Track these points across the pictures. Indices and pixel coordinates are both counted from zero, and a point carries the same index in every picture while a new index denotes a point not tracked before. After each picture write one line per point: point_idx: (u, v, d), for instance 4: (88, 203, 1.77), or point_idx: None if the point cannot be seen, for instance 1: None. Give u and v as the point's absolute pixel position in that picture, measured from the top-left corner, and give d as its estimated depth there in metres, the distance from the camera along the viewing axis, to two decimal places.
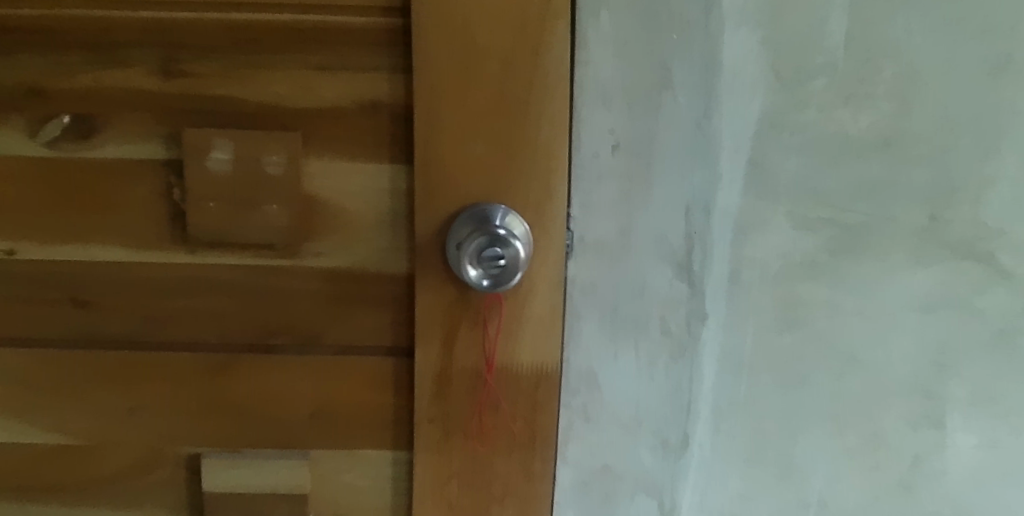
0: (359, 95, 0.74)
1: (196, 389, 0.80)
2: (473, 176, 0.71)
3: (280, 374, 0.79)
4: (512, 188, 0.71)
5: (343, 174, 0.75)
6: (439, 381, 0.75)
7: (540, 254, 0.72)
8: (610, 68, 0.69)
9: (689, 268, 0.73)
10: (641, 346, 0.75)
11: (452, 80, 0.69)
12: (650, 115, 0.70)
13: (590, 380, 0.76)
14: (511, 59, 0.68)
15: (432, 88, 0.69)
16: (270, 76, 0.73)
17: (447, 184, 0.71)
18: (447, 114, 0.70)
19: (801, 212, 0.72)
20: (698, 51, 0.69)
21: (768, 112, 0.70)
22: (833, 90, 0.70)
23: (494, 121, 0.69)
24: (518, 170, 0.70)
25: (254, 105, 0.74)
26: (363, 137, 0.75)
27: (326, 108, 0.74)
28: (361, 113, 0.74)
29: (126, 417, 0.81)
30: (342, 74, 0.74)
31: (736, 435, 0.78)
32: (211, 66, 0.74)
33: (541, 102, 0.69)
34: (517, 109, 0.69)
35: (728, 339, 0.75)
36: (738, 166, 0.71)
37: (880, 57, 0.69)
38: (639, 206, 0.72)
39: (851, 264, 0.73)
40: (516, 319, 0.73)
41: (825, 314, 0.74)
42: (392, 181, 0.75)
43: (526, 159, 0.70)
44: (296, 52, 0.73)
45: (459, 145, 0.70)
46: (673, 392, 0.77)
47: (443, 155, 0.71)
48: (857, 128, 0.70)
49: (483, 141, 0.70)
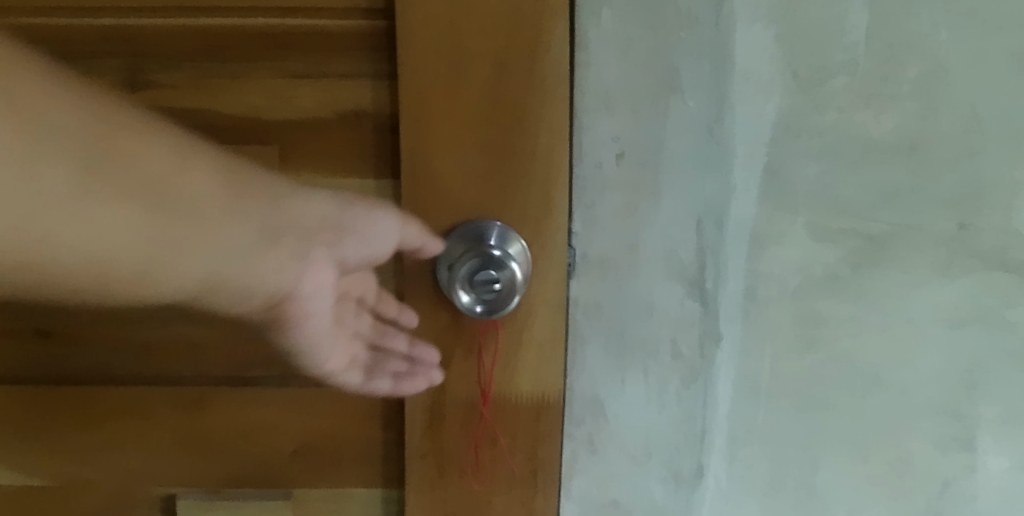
0: (339, 104, 0.68)
1: (171, 425, 0.74)
2: (466, 192, 0.65)
3: (261, 408, 0.73)
4: (508, 203, 0.65)
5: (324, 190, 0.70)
6: (432, 414, 0.69)
7: (539, 275, 0.66)
8: (613, 71, 0.64)
9: (701, 286, 0.68)
10: (650, 371, 0.70)
11: (442, 85, 0.63)
12: (658, 121, 0.64)
13: (596, 409, 0.70)
14: (506, 62, 0.62)
15: (420, 96, 0.64)
16: (245, 85, 0.68)
17: (439, 200, 0.65)
18: (437, 124, 0.64)
19: (821, 223, 0.67)
20: (709, 49, 0.63)
21: (784, 115, 0.65)
22: (853, 90, 0.64)
23: (487, 131, 0.64)
24: (515, 183, 0.64)
25: (227, 117, 0.68)
26: (346, 151, 0.69)
27: (306, 119, 0.69)
28: (343, 124, 0.69)
29: (95, 456, 0.75)
30: (322, 82, 0.68)
31: (753, 465, 0.72)
32: (183, 76, 0.68)
33: (541, 109, 0.63)
34: (512, 117, 0.63)
35: (745, 361, 0.69)
36: (753, 174, 0.65)
37: (905, 53, 0.63)
38: (646, 219, 0.66)
39: (874, 278, 0.68)
40: (515, 345, 0.67)
41: (847, 332, 0.69)
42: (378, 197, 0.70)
43: (524, 170, 0.64)
44: (272, 60, 0.67)
45: (451, 157, 0.65)
46: (685, 421, 0.71)
47: (433, 169, 0.65)
48: (880, 130, 0.65)
49: (477, 151, 0.64)
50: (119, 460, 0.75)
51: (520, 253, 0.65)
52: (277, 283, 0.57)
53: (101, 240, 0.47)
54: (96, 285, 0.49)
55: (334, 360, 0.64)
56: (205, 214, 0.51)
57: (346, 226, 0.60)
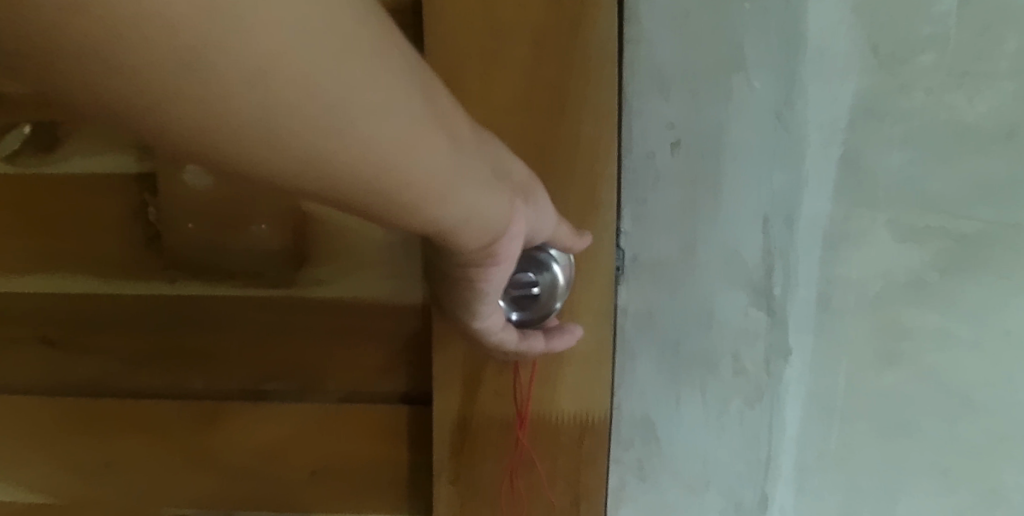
0: None
1: (181, 441, 0.68)
2: None
3: (278, 424, 0.67)
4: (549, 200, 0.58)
5: None
6: (462, 437, 0.62)
7: (582, 280, 0.59)
8: (667, 48, 0.57)
9: (768, 293, 0.60)
10: (709, 389, 0.62)
11: (473, 67, 0.57)
12: (719, 105, 0.57)
13: (646, 431, 0.64)
14: (545, 40, 0.55)
15: (449, 79, 0.57)
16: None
17: None
18: (468, 111, 0.57)
19: (905, 221, 0.58)
20: (777, 22, 0.55)
21: (863, 98, 0.56)
22: (942, 69, 0.55)
23: (525, 119, 0.57)
24: (557, 178, 0.57)
25: None
26: None
27: None
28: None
29: (99, 474, 0.70)
30: None
31: (824, 496, 0.63)
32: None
33: (584, 93, 0.56)
34: (553, 103, 0.56)
35: (817, 379, 0.61)
36: (829, 167, 0.57)
37: (1006, 24, 0.54)
38: (705, 217, 0.59)
39: (967, 285, 0.58)
40: (554, 359, 0.60)
41: (934, 347, 0.60)
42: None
43: (568, 163, 0.57)
44: None
45: None
46: (747, 445, 0.63)
47: None
48: (974, 115, 0.56)
49: (513, 142, 0.57)
50: (125, 479, 0.69)
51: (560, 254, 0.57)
52: (507, 244, 0.48)
53: (433, 161, 0.38)
54: (376, 210, 0.38)
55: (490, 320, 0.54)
56: (478, 153, 0.43)
57: (539, 197, 0.50)
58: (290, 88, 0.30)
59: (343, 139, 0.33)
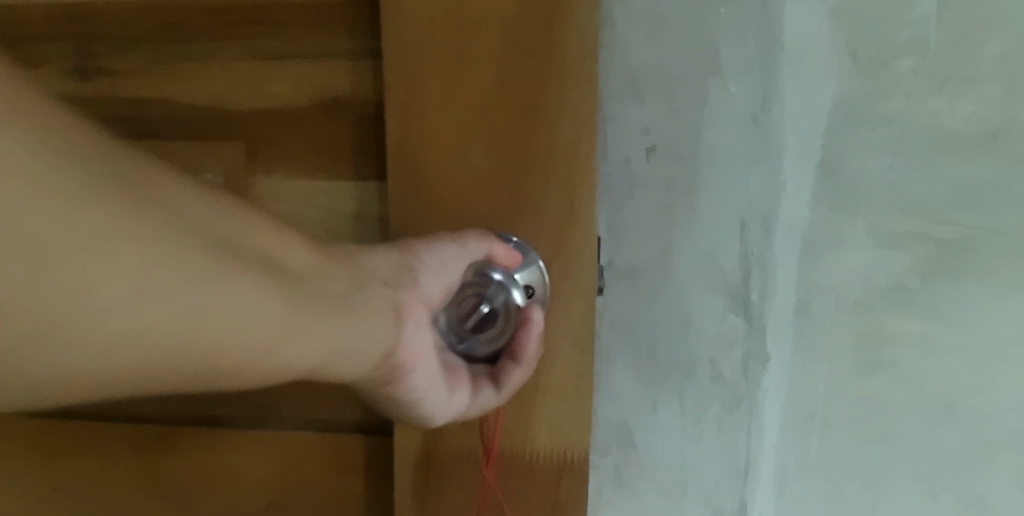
0: (315, 90, 0.59)
1: (132, 463, 0.68)
2: (473, 195, 0.54)
3: (228, 450, 0.66)
4: (519, 209, 0.54)
5: (297, 197, 0.60)
6: (428, 473, 0.58)
7: (562, 300, 0.54)
8: (643, 52, 0.57)
9: (746, 299, 0.59)
10: (687, 397, 0.62)
11: (437, 67, 0.54)
12: (696, 109, 0.57)
13: (624, 437, 0.63)
14: (514, 36, 0.52)
15: (413, 80, 0.54)
16: (215, 63, 0.60)
17: (439, 206, 0.55)
18: (432, 114, 0.54)
19: (886, 226, 0.57)
20: (754, 26, 0.55)
21: (842, 102, 0.55)
22: (923, 73, 0.55)
23: (494, 122, 0.53)
24: (527, 185, 0.53)
25: (189, 109, 0.61)
26: (322, 144, 0.59)
27: (278, 108, 0.59)
28: (319, 114, 0.59)
29: (55, 492, 0.70)
30: (296, 64, 0.59)
31: (805, 503, 0.63)
32: (141, 62, 0.62)
33: (556, 94, 0.52)
34: (521, 105, 0.53)
35: (797, 386, 0.60)
36: (807, 171, 0.57)
37: (984, 28, 0.53)
38: (682, 223, 0.59)
39: (949, 290, 0.58)
40: (527, 394, 0.56)
41: (916, 351, 0.59)
42: (357, 202, 0.59)
43: (541, 168, 0.53)
44: (237, 40, 0.59)
45: (454, 155, 0.54)
46: (726, 452, 0.62)
47: (431, 169, 0.55)
48: (955, 119, 0.55)
49: (480, 146, 0.54)
50: (80, 496, 0.69)
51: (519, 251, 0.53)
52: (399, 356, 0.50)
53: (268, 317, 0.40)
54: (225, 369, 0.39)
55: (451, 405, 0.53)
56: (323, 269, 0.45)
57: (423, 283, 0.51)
58: (84, 319, 0.35)
59: (113, 328, 0.35)
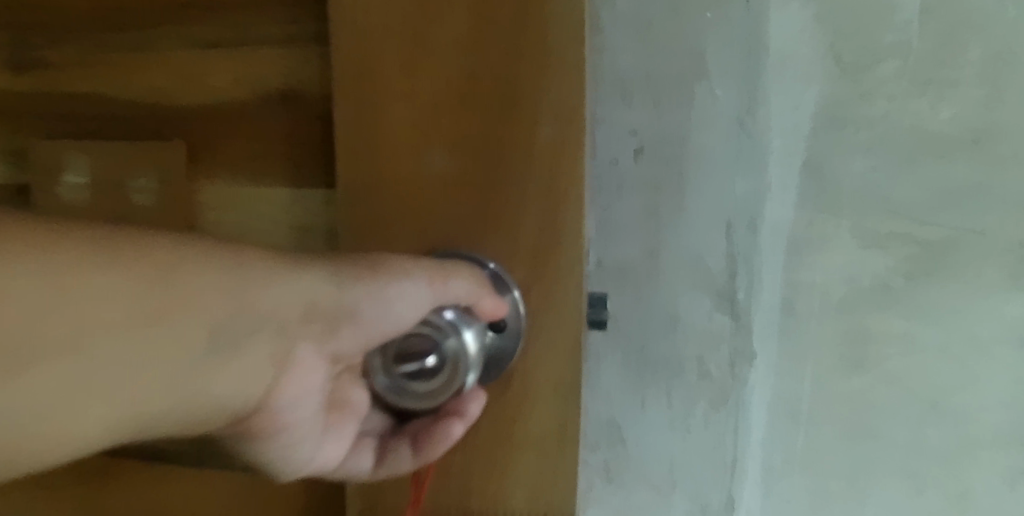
0: (258, 82, 0.58)
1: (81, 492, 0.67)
2: (439, 195, 0.53)
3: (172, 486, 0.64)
4: (488, 209, 0.52)
5: (241, 200, 0.60)
6: (367, 500, 0.58)
7: (538, 332, 0.53)
8: (630, 56, 0.58)
9: (731, 298, 0.61)
10: (674, 395, 0.63)
11: (399, 68, 0.52)
12: (682, 112, 0.58)
13: (612, 434, 0.65)
14: (479, 32, 0.50)
15: (376, 78, 0.53)
16: (155, 52, 0.61)
17: (404, 207, 0.54)
18: (396, 119, 0.53)
19: (868, 226, 0.58)
20: (738, 31, 0.56)
21: (827, 105, 0.57)
22: (906, 76, 0.55)
23: (459, 121, 0.52)
24: (494, 186, 0.52)
25: (127, 104, 0.62)
26: (267, 141, 0.59)
27: (218, 101, 0.59)
28: (265, 109, 0.58)
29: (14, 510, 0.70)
30: (237, 55, 0.58)
31: (791, 498, 0.64)
32: (80, 56, 0.63)
33: (534, 89, 0.50)
34: (487, 103, 0.51)
35: (782, 383, 0.62)
36: (791, 173, 0.58)
37: (965, 32, 0.54)
38: (669, 224, 0.60)
39: (932, 290, 0.58)
40: (506, 439, 0.54)
41: (899, 350, 0.59)
42: (297, 213, 0.59)
43: (521, 169, 0.51)
44: (176, 32, 0.60)
45: (419, 155, 0.53)
46: (714, 448, 0.64)
47: (395, 171, 0.54)
48: (938, 122, 0.56)
49: (446, 151, 0.52)
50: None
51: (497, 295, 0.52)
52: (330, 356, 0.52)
53: (173, 380, 0.43)
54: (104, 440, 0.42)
55: (326, 454, 0.56)
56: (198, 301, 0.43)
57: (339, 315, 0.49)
58: None
59: None
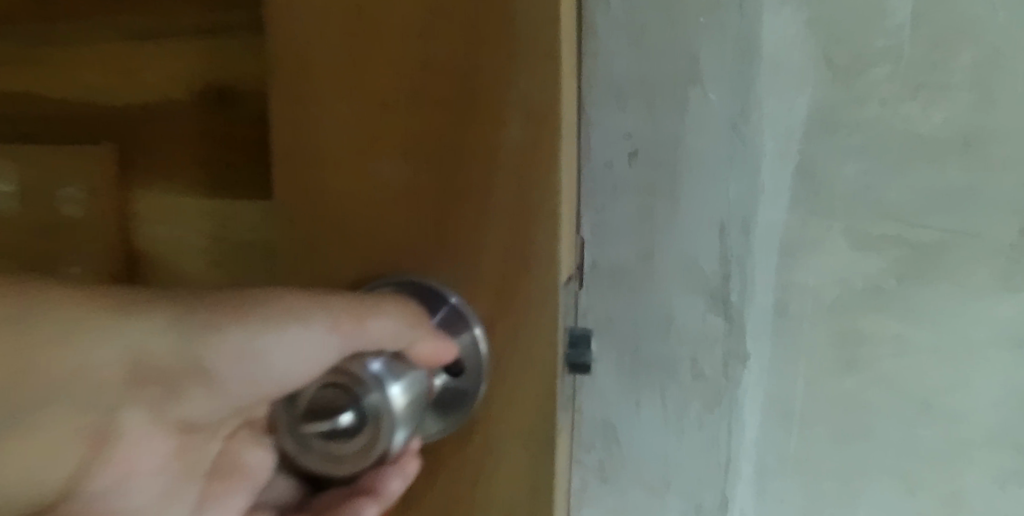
0: (189, 75, 0.56)
1: None
2: (393, 208, 0.50)
3: None
4: (448, 222, 0.49)
5: (175, 205, 0.58)
6: None
7: (501, 364, 0.50)
8: (623, 60, 0.59)
9: (725, 299, 0.62)
10: (668, 395, 0.64)
11: (345, 77, 0.49)
12: (675, 115, 0.59)
13: (607, 433, 0.66)
14: (426, 35, 0.47)
15: (324, 86, 0.50)
16: (86, 55, 0.60)
17: (359, 222, 0.51)
18: (341, 129, 0.50)
19: (860, 229, 0.58)
20: (731, 36, 0.57)
21: (818, 108, 0.57)
22: (897, 80, 0.56)
23: (410, 130, 0.48)
24: (452, 197, 0.49)
25: (64, 104, 0.61)
26: (200, 139, 0.56)
27: (150, 96, 0.57)
28: (196, 108, 0.56)
29: None
30: (166, 48, 0.56)
31: (784, 498, 0.65)
32: (23, 52, 0.62)
33: (495, 95, 0.47)
34: (438, 109, 0.47)
35: (774, 384, 0.62)
36: (783, 176, 0.59)
37: (958, 37, 0.54)
38: (663, 226, 0.61)
39: (923, 292, 0.59)
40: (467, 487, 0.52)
41: (892, 351, 0.60)
42: (235, 223, 0.56)
43: (482, 178, 0.48)
44: (110, 25, 0.58)
45: (371, 166, 0.50)
46: (708, 448, 0.65)
47: (348, 182, 0.51)
48: (929, 125, 0.56)
49: (399, 162, 0.49)
50: None
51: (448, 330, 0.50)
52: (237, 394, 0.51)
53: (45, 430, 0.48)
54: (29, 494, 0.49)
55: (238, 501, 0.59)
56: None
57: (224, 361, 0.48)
58: None
59: None
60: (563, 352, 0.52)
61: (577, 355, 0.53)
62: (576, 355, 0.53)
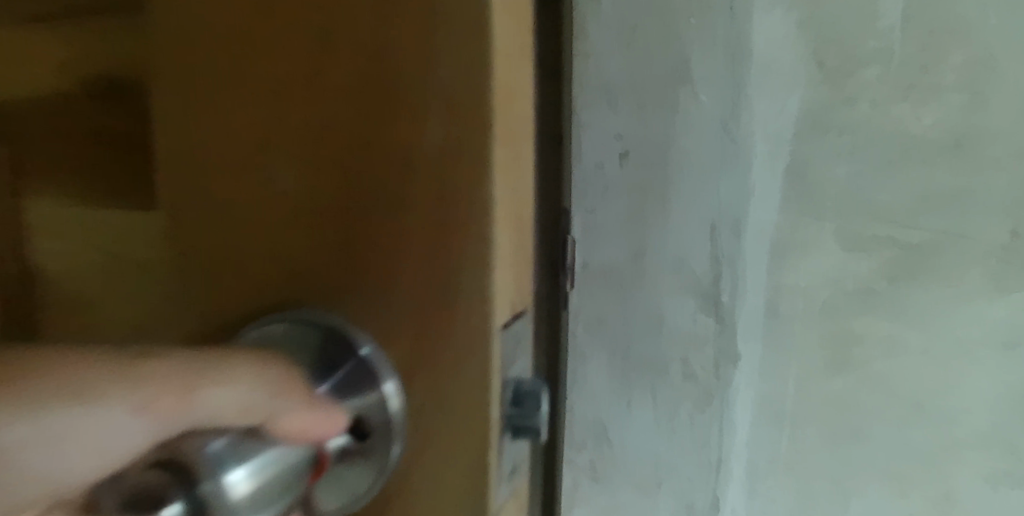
0: (80, 66, 0.47)
1: None
2: (286, 229, 0.43)
3: None
4: (349, 246, 0.41)
5: (66, 223, 0.49)
6: None
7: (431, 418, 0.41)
8: (615, 62, 0.59)
9: (716, 300, 0.62)
10: (660, 395, 0.65)
11: (233, 72, 0.42)
12: (667, 116, 0.59)
13: (598, 433, 0.67)
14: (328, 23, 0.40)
15: (214, 81, 0.43)
16: None
17: (247, 244, 0.43)
18: (228, 130, 0.43)
19: (852, 229, 0.58)
20: (723, 38, 0.57)
21: (810, 109, 0.57)
22: (888, 81, 0.56)
23: (305, 135, 0.41)
24: (354, 215, 0.41)
25: None
26: (91, 143, 0.48)
27: (43, 89, 0.49)
28: (88, 105, 0.48)
29: None
30: (58, 31, 0.48)
31: (775, 498, 0.65)
32: None
33: (407, 91, 0.39)
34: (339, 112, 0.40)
35: (766, 385, 0.62)
36: (774, 177, 0.59)
37: (949, 38, 0.54)
38: (654, 226, 0.61)
39: (914, 293, 0.58)
40: None
41: (883, 352, 0.60)
42: (122, 244, 0.47)
43: (390, 192, 0.40)
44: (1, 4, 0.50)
45: (265, 177, 0.42)
46: (699, 448, 0.65)
47: (236, 197, 0.43)
48: (920, 126, 0.56)
49: (293, 175, 0.42)
50: None
51: (364, 377, 0.41)
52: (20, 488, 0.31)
53: None
54: None
55: None
56: None
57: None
58: None
59: None
60: (496, 414, 0.41)
61: (521, 416, 0.42)
62: (522, 417, 0.42)
